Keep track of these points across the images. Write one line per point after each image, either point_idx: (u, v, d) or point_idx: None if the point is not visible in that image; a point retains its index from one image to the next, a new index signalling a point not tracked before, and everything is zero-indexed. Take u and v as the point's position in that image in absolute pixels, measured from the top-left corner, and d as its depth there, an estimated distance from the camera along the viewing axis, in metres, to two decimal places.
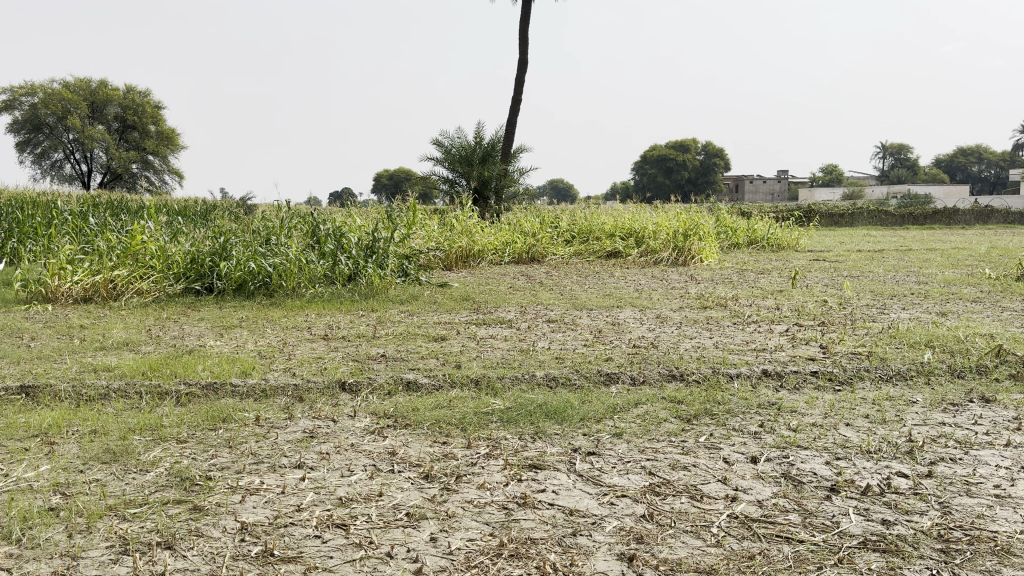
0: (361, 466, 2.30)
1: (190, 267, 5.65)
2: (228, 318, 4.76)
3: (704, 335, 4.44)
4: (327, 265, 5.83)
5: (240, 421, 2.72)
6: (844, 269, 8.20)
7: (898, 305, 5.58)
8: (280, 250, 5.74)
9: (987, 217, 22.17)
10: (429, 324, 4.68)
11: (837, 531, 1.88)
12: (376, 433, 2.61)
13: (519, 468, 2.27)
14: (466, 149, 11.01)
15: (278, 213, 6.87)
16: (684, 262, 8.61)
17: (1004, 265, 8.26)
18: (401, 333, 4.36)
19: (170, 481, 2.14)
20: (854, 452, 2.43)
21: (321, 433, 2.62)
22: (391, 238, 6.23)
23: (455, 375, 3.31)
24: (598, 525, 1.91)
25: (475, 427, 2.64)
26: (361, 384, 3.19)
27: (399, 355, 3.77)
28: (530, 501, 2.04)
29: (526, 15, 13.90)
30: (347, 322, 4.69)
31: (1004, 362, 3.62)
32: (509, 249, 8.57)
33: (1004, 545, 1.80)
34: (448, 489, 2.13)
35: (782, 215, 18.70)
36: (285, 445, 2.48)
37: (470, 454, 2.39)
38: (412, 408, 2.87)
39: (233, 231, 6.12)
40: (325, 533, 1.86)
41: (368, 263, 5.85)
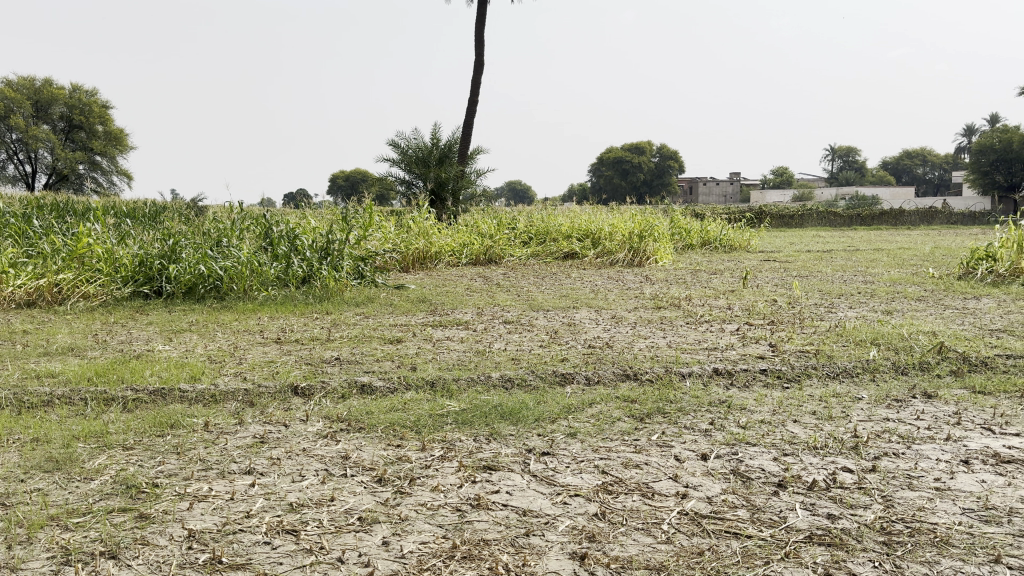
0: (314, 470, 2.26)
1: (138, 270, 5.50)
2: (178, 322, 4.64)
3: (659, 335, 4.45)
4: (280, 267, 5.72)
5: (188, 427, 2.65)
6: (794, 269, 8.33)
7: (845, 305, 5.68)
8: (232, 252, 5.62)
9: (932, 218, 22.96)
10: (385, 326, 4.62)
11: (784, 526, 1.90)
12: (328, 437, 2.56)
13: (473, 469, 2.25)
14: (422, 150, 10.92)
15: (230, 214, 6.74)
16: (639, 263, 8.67)
17: (946, 265, 8.46)
18: (357, 336, 4.29)
19: (114, 489, 2.07)
20: (801, 448, 2.45)
21: (272, 437, 2.56)
22: (346, 240, 6.15)
23: (410, 377, 3.26)
24: (551, 524, 1.90)
25: (430, 429, 2.61)
26: (314, 388, 3.13)
27: (353, 358, 3.71)
28: (484, 503, 2.02)
29: (483, 15, 13.85)
30: (300, 326, 4.60)
31: (946, 359, 3.70)
32: (466, 251, 8.55)
33: (943, 536, 1.83)
34: (401, 492, 2.10)
35: (734, 217, 18.95)
36: (235, 450, 2.42)
37: (424, 456, 2.36)
38: (365, 412, 2.83)
39: (184, 233, 5.98)
40: (274, 539, 1.82)
41: (323, 266, 5.75)
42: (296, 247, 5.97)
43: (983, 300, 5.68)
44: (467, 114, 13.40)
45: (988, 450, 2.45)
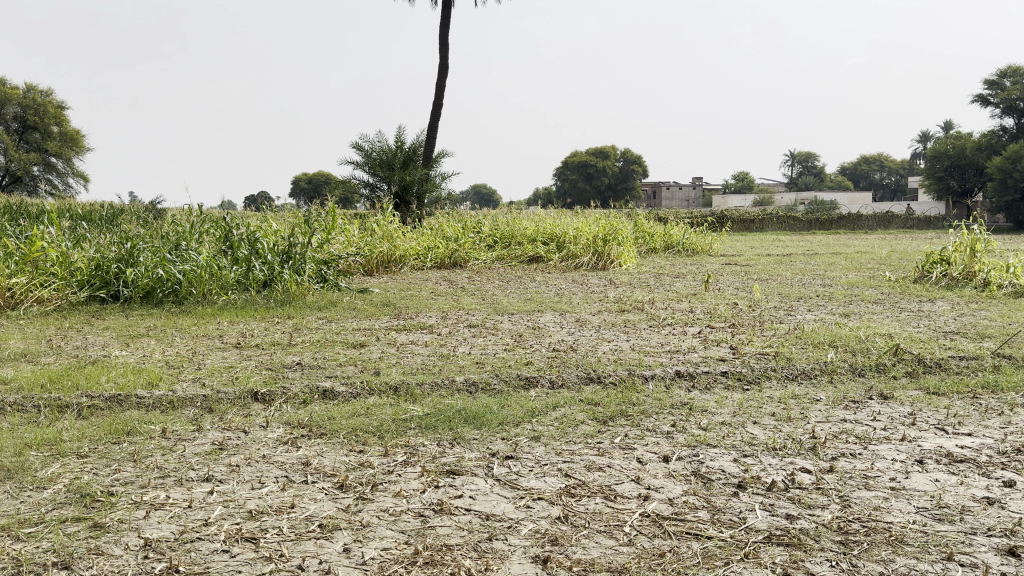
0: (273, 477, 2.21)
1: (94, 274, 5.37)
2: (134, 327, 4.52)
3: (623, 339, 4.46)
4: (240, 270, 5.62)
5: (145, 434, 2.57)
6: (755, 273, 8.43)
7: (804, 308, 5.74)
8: (191, 256, 5.51)
9: (888, 222, 23.45)
10: (348, 331, 4.56)
11: (744, 527, 1.90)
12: (289, 443, 2.51)
13: (436, 474, 2.22)
14: (386, 153, 10.85)
15: (189, 216, 6.61)
16: (603, 267, 8.71)
17: (902, 268, 8.62)
18: (319, 341, 4.22)
19: (67, 498, 2.00)
20: (760, 449, 2.47)
21: (231, 444, 2.50)
22: (308, 244, 6.07)
23: (374, 382, 3.22)
24: (513, 529, 1.88)
25: (393, 434, 2.57)
26: (275, 394, 3.08)
27: (315, 363, 3.66)
28: (446, 508, 1.99)
29: (447, 18, 13.83)
30: (261, 331, 4.53)
31: (901, 360, 3.76)
32: (431, 254, 8.51)
33: (898, 535, 1.84)
34: (362, 498, 2.06)
35: (696, 222, 19.16)
36: (193, 458, 2.36)
37: (387, 462, 2.32)
38: (327, 417, 2.78)
39: (142, 237, 5.85)
40: (233, 547, 1.77)
41: (285, 270, 5.66)
42: (257, 250, 5.87)
43: (937, 303, 5.79)
44: (432, 117, 13.36)
45: (941, 450, 2.48)
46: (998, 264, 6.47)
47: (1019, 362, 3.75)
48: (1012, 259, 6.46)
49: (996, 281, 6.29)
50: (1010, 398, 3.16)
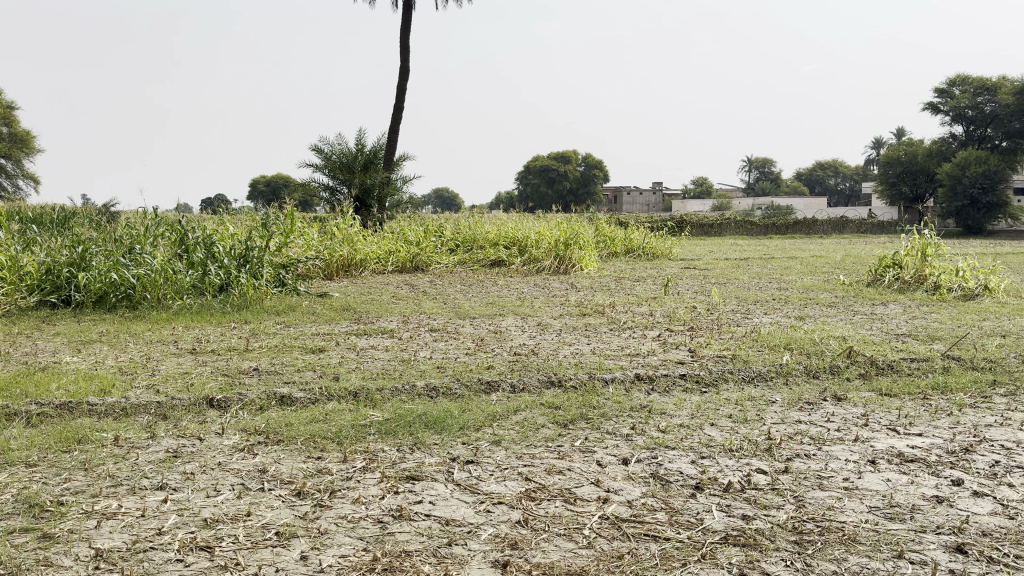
0: (229, 485, 2.16)
1: (45, 279, 5.23)
2: (87, 333, 4.41)
3: (584, 342, 4.47)
4: (196, 275, 5.51)
5: (96, 442, 2.50)
6: (713, 276, 8.53)
7: (760, 311, 5.82)
8: (145, 259, 5.39)
9: (843, 227, 23.92)
10: (306, 336, 4.50)
11: (701, 528, 1.91)
12: (245, 450, 2.46)
13: (396, 480, 2.19)
14: (346, 156, 10.76)
15: (144, 219, 6.48)
16: (565, 270, 8.73)
17: (855, 272, 8.79)
18: (276, 346, 4.16)
19: (15, 509, 1.94)
20: (717, 451, 2.49)
21: (186, 452, 2.44)
22: (266, 247, 5.98)
23: (333, 388, 3.17)
24: (473, 533, 1.87)
25: (352, 440, 2.54)
26: (230, 400, 3.01)
27: (273, 369, 3.60)
28: (405, 513, 1.97)
29: (408, 21, 13.78)
30: (217, 335, 4.44)
31: (854, 363, 3.83)
32: (392, 258, 8.45)
33: (851, 534, 1.87)
34: (320, 505, 2.02)
35: (655, 226, 19.33)
36: (147, 466, 2.30)
37: (345, 468, 2.29)
38: (284, 424, 2.73)
39: (94, 240, 5.71)
40: (187, 556, 1.73)
41: (242, 273, 5.57)
42: (212, 254, 5.77)
43: (889, 306, 5.92)
44: (393, 120, 13.31)
45: (893, 450, 2.53)
46: (948, 268, 6.62)
47: (967, 364, 3.84)
48: (961, 263, 6.61)
49: (946, 285, 6.43)
50: (958, 398, 3.23)
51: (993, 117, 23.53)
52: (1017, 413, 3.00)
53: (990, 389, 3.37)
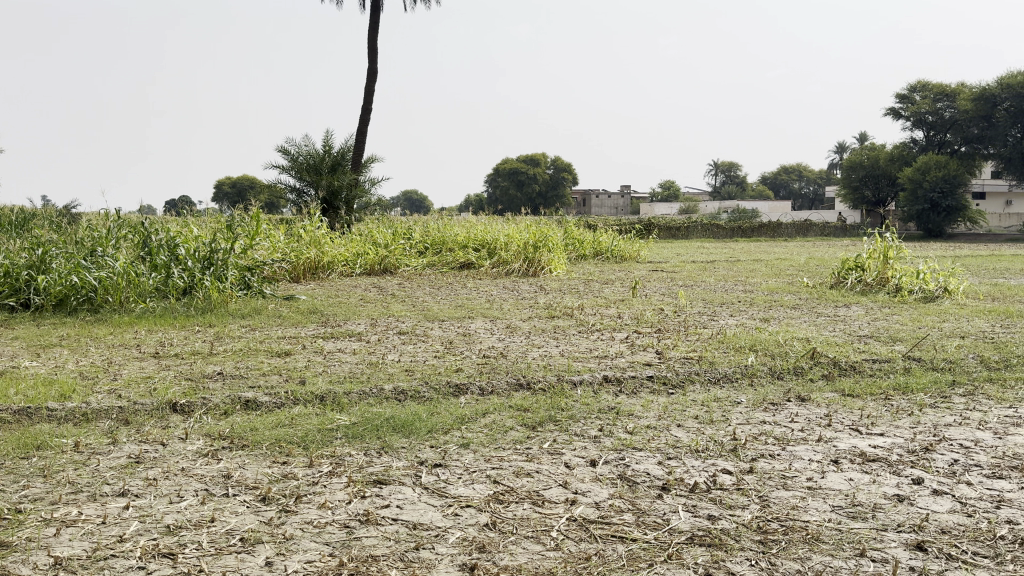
0: (192, 491, 2.12)
1: (2, 282, 5.11)
2: (46, 337, 4.31)
3: (552, 345, 4.47)
4: (159, 277, 5.41)
5: (55, 448, 2.45)
6: (680, 279, 8.59)
7: (726, 313, 5.87)
8: (107, 262, 5.29)
9: (807, 230, 24.28)
10: (272, 339, 4.44)
11: (668, 528, 1.91)
12: (209, 455, 2.41)
13: (363, 484, 2.17)
14: (313, 158, 10.68)
15: (105, 221, 6.35)
16: (534, 273, 8.73)
17: (819, 275, 8.90)
18: (241, 350, 4.09)
19: None
20: (684, 451, 2.50)
21: (148, 457, 2.39)
22: (231, 249, 5.88)
23: (299, 392, 3.13)
24: (441, 537, 1.85)
25: (318, 445, 2.50)
26: (194, 405, 2.96)
27: (237, 373, 3.54)
28: (372, 518, 1.94)
29: (376, 23, 13.71)
30: (180, 339, 4.37)
31: (818, 364, 3.88)
32: (360, 260, 8.39)
33: (814, 533, 1.88)
34: (286, 510, 1.99)
35: (623, 229, 19.43)
36: (108, 472, 2.25)
37: (311, 473, 2.25)
38: (249, 428, 2.69)
39: (54, 243, 5.59)
40: (149, 564, 1.69)
41: (206, 276, 5.48)
42: (176, 256, 5.67)
43: (852, 308, 6.00)
44: (361, 121, 13.23)
45: (855, 450, 2.56)
46: (908, 270, 6.72)
47: (927, 364, 3.90)
48: (922, 265, 6.72)
49: (907, 287, 6.54)
50: (919, 398, 3.29)
51: (952, 123, 24.02)
52: (974, 412, 3.06)
53: (949, 390, 3.44)
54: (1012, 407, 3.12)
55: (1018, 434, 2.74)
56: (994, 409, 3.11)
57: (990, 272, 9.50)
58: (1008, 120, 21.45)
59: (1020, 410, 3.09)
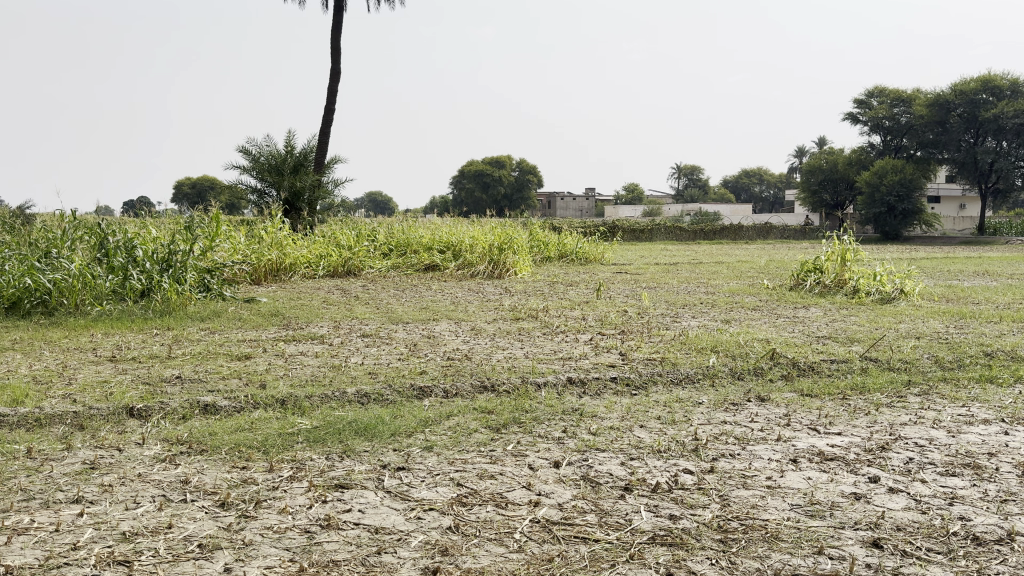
0: (150, 497, 2.06)
1: None
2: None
3: (517, 347, 4.46)
4: (116, 279, 5.28)
5: (7, 455, 2.37)
6: (643, 281, 8.64)
7: (688, 315, 5.91)
8: (62, 264, 5.15)
9: (768, 232, 24.62)
10: (232, 342, 4.36)
11: (630, 529, 1.91)
12: (167, 461, 2.36)
13: (324, 488, 2.13)
14: (275, 158, 10.55)
15: (60, 222, 6.19)
16: (499, 275, 8.71)
17: (779, 277, 9.02)
18: (200, 353, 4.01)
19: None
20: (646, 452, 2.50)
21: (103, 463, 2.33)
22: (190, 251, 5.75)
23: (259, 396, 3.07)
24: (403, 541, 1.83)
25: (279, 449, 2.46)
26: (152, 409, 2.89)
27: (196, 376, 3.47)
28: (334, 523, 1.91)
29: (339, 22, 13.61)
30: (138, 343, 4.27)
31: (777, 364, 3.92)
32: (323, 263, 8.31)
33: (773, 532, 1.90)
34: (246, 516, 1.95)
35: (588, 231, 19.52)
36: (61, 478, 2.18)
37: (271, 477, 2.21)
38: (208, 433, 2.63)
39: (7, 244, 5.43)
40: (103, 571, 1.65)
41: (165, 277, 5.35)
42: (134, 258, 5.50)
43: (811, 309, 6.09)
44: (324, 122, 13.12)
45: (813, 449, 2.58)
46: (865, 272, 6.83)
47: (884, 364, 3.97)
48: (878, 267, 6.83)
49: (864, 289, 6.65)
50: (875, 398, 3.34)
51: (909, 128, 24.55)
52: (929, 412, 3.11)
53: (905, 389, 3.49)
54: (965, 407, 3.18)
55: (970, 433, 2.79)
56: (947, 408, 3.17)
57: (944, 274, 9.68)
58: (962, 126, 21.78)
59: (972, 409, 3.15)
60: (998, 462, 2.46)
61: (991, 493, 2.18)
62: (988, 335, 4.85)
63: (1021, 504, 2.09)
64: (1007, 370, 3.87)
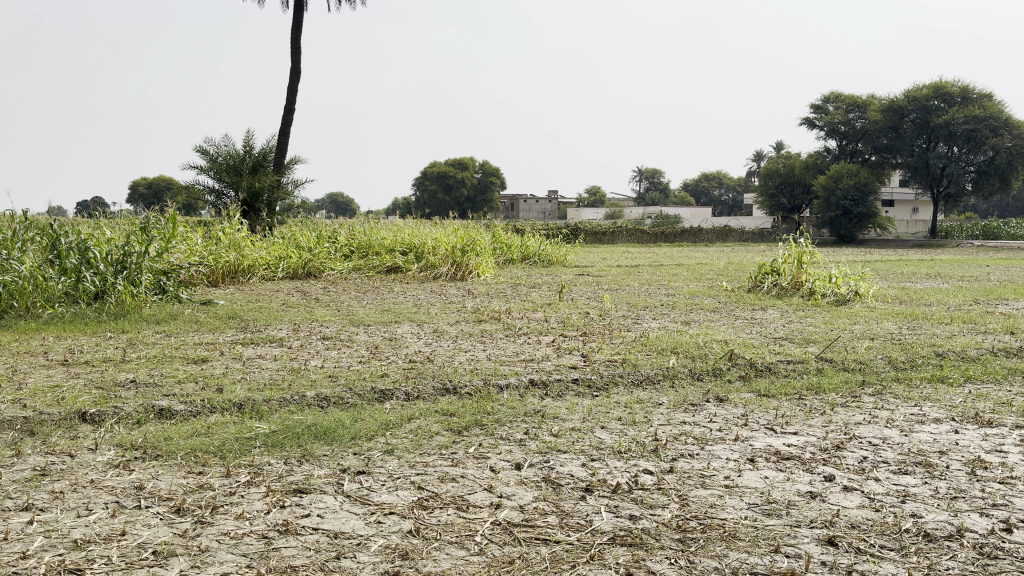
0: (102, 504, 2.01)
1: None
2: None
3: (479, 348, 4.45)
4: (68, 281, 5.15)
5: None
6: (606, 283, 8.69)
7: (649, 316, 5.95)
8: (11, 266, 5.01)
9: (727, 234, 24.93)
10: (188, 346, 4.28)
11: (590, 529, 1.92)
12: (120, 467, 2.30)
13: (282, 493, 2.10)
14: (234, 158, 10.40)
15: (9, 221, 6.01)
16: (462, 277, 8.69)
17: (737, 279, 9.13)
18: (155, 357, 3.93)
19: None
20: (607, 453, 2.51)
21: (54, 469, 2.27)
22: (146, 252, 5.62)
23: (216, 400, 3.02)
24: (363, 545, 1.81)
25: (236, 454, 2.42)
26: (105, 414, 2.83)
27: (151, 380, 3.39)
28: (292, 528, 1.88)
29: (300, 21, 13.48)
30: (90, 346, 4.17)
31: (736, 365, 3.97)
32: (282, 264, 8.22)
33: (731, 531, 1.92)
34: (201, 522, 1.91)
35: (551, 233, 19.61)
36: (10, 486, 2.12)
37: (228, 483, 2.17)
38: (164, 438, 2.57)
39: None
40: None
41: (119, 279, 5.22)
42: (87, 260, 5.34)
43: (769, 311, 6.18)
44: (284, 122, 12.99)
45: (770, 449, 2.61)
46: (821, 275, 6.96)
47: (839, 365, 4.05)
48: (834, 270, 6.96)
49: (821, 290, 6.77)
50: (831, 398, 3.39)
51: (864, 133, 25.04)
52: (882, 411, 3.17)
53: (859, 389, 3.56)
54: (917, 406, 3.25)
55: (922, 432, 2.85)
56: (900, 407, 3.23)
57: (898, 276, 9.89)
58: (915, 131, 22.28)
59: (924, 409, 3.22)
60: (947, 460, 2.51)
61: (942, 490, 2.23)
62: (939, 336, 4.96)
63: (970, 500, 2.14)
64: (958, 370, 3.96)
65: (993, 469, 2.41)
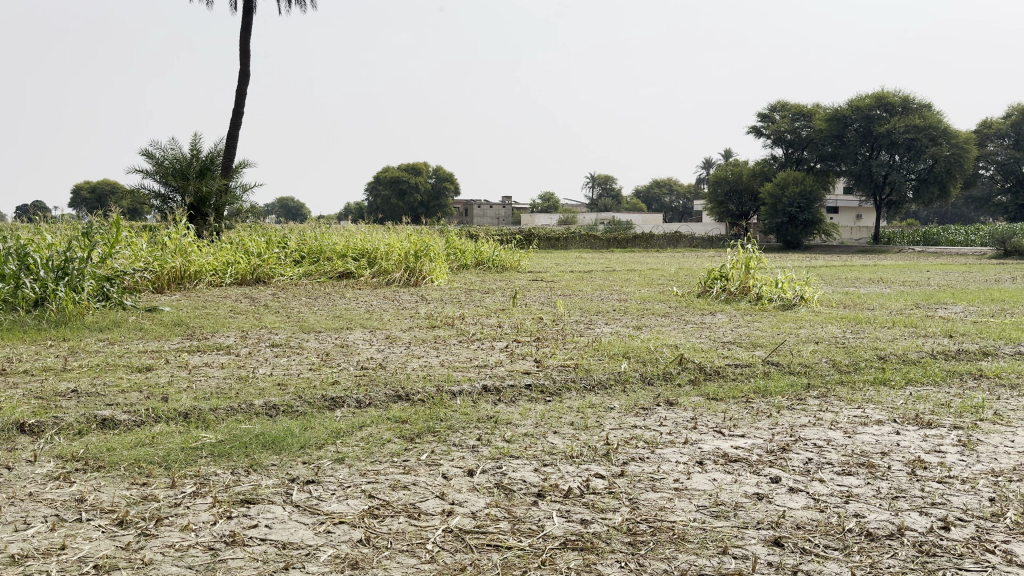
0: (41, 517, 1.96)
1: None
2: None
3: (432, 355, 4.44)
4: (6, 288, 5.00)
5: None
6: (559, 288, 8.75)
7: (601, 321, 6.01)
8: None
9: (678, 240, 25.29)
10: (132, 354, 4.19)
11: (541, 535, 1.94)
12: (60, 478, 2.25)
13: (230, 504, 2.07)
14: (181, 162, 10.20)
15: None
16: (415, 282, 8.64)
17: (688, 284, 9.27)
18: (98, 365, 3.84)
19: None
20: (559, 458, 2.54)
21: None
22: (88, 258, 5.48)
23: (160, 409, 2.97)
24: (312, 555, 1.80)
25: (182, 464, 2.38)
26: (44, 425, 2.76)
27: (94, 390, 3.32)
28: (239, 539, 1.86)
29: (250, 23, 13.30)
30: (30, 355, 4.05)
31: (685, 369, 4.04)
32: (231, 270, 8.10)
33: (680, 533, 1.96)
34: (146, 534, 1.88)
35: (505, 238, 19.66)
36: None
37: (173, 494, 2.14)
38: (106, 449, 2.52)
39: None
40: None
41: (60, 286, 5.08)
42: (27, 266, 5.19)
43: (718, 316, 6.29)
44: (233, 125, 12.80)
45: (718, 451, 2.67)
46: (767, 280, 7.10)
47: (785, 368, 4.14)
48: (780, 275, 7.11)
49: (768, 295, 6.92)
50: (777, 401, 3.48)
51: (809, 142, 25.63)
52: (827, 413, 3.26)
53: (804, 392, 3.65)
54: (860, 408, 3.35)
55: (865, 433, 2.94)
56: (844, 409, 3.33)
57: (841, 281, 10.15)
58: (858, 139, 22.90)
59: (866, 411, 3.32)
60: (889, 460, 2.60)
61: (884, 490, 2.30)
62: (882, 340, 5.10)
63: (910, 499, 2.22)
64: (898, 372, 4.09)
65: (932, 468, 2.50)
